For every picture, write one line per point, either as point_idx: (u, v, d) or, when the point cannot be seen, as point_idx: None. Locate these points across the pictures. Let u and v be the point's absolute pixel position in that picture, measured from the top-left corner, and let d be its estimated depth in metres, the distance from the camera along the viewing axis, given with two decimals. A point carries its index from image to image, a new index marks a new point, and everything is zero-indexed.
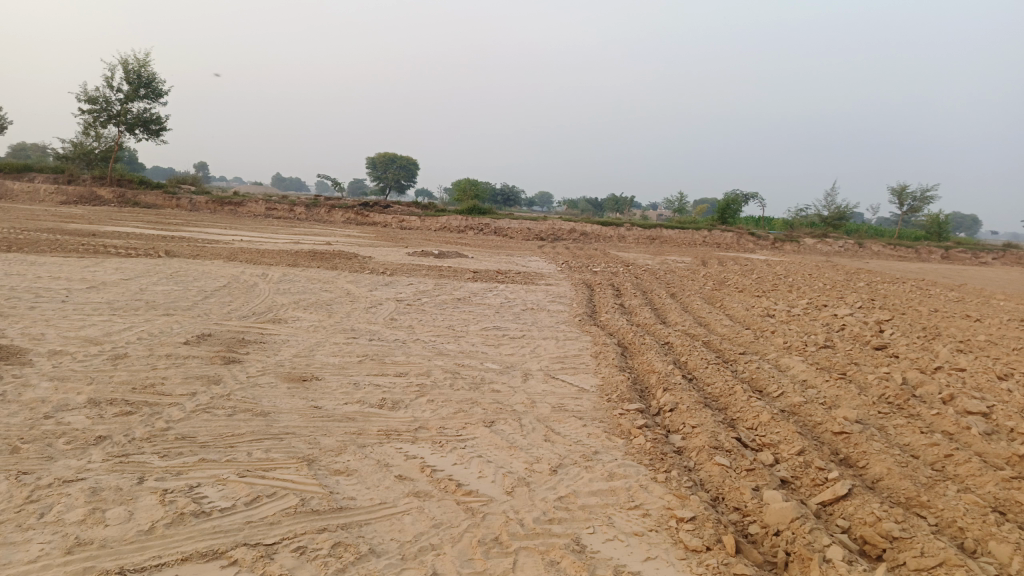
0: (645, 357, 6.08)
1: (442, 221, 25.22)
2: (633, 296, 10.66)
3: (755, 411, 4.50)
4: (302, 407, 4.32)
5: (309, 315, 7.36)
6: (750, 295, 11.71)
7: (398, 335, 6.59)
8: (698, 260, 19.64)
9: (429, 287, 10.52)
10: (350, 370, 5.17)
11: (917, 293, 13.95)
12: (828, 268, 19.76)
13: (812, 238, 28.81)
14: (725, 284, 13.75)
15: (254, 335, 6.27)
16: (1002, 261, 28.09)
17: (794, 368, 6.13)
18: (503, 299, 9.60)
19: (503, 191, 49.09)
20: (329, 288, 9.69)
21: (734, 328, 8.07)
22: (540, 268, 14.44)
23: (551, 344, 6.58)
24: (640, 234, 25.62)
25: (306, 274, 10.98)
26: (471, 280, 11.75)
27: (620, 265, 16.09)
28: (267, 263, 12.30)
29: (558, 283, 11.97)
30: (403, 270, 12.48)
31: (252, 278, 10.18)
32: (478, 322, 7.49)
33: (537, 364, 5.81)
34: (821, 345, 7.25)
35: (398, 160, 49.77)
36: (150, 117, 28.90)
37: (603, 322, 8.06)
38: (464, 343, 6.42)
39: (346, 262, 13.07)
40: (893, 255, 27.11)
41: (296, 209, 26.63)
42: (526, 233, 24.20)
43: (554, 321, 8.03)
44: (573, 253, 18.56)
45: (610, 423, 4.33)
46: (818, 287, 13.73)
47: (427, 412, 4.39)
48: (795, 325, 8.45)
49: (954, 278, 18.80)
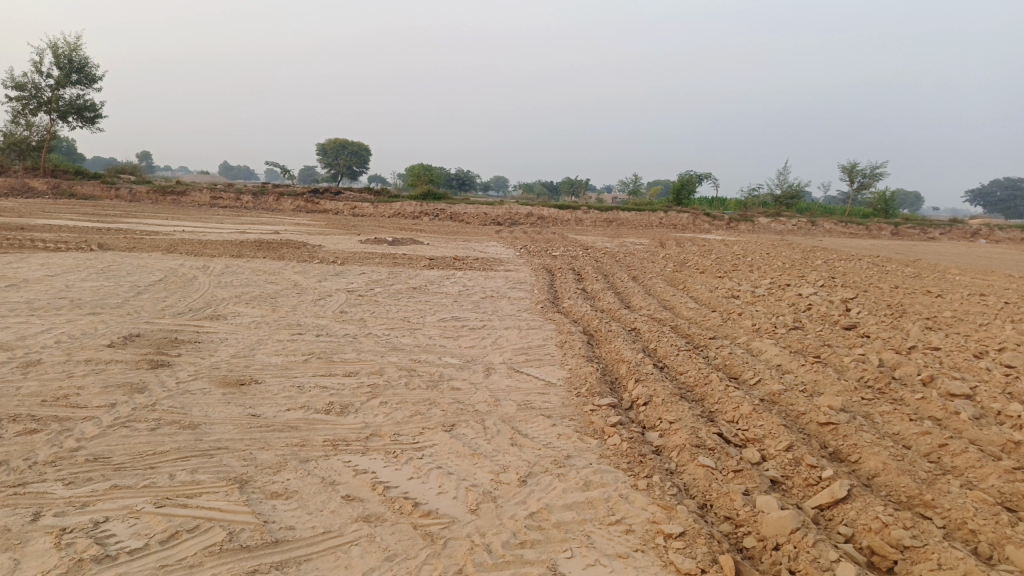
0: (612, 346, 5.74)
1: (396, 207, 24.60)
2: (595, 280, 10.33)
3: (735, 403, 4.19)
4: (238, 417, 3.85)
5: (252, 309, 6.84)
6: (712, 276, 11.50)
7: (349, 329, 6.13)
8: (656, 242, 19.48)
9: (383, 276, 10.02)
10: (295, 371, 4.71)
11: (875, 270, 13.93)
12: (784, 246, 19.82)
13: (766, 217, 29.00)
14: (686, 265, 13.57)
15: (189, 334, 5.74)
16: (948, 235, 28.71)
17: (768, 352, 5.86)
18: (461, 287, 9.18)
19: (458, 176, 48.39)
20: (275, 280, 9.13)
21: (701, 311, 7.80)
22: (497, 254, 14.03)
23: (513, 333, 6.20)
24: (597, 217, 25.38)
25: (252, 266, 10.39)
26: (427, 267, 11.30)
27: (580, 248, 15.79)
28: (209, 255, 11.63)
29: (517, 269, 11.60)
30: (355, 258, 11.92)
31: (193, 271, 9.55)
32: (435, 312, 7.06)
33: (499, 356, 5.42)
34: (791, 326, 7.01)
35: (349, 146, 48.65)
36: (84, 104, 27.52)
37: (566, 309, 7.70)
38: (420, 336, 5.99)
39: (294, 252, 12.48)
40: (845, 233, 27.45)
41: (243, 197, 25.69)
42: (483, 217, 23.76)
43: (515, 308, 7.65)
44: (531, 237, 18.16)
45: (581, 422, 3.97)
46: (779, 266, 13.64)
47: (380, 416, 3.96)
48: (762, 306, 8.23)
49: (906, 255, 18.98)
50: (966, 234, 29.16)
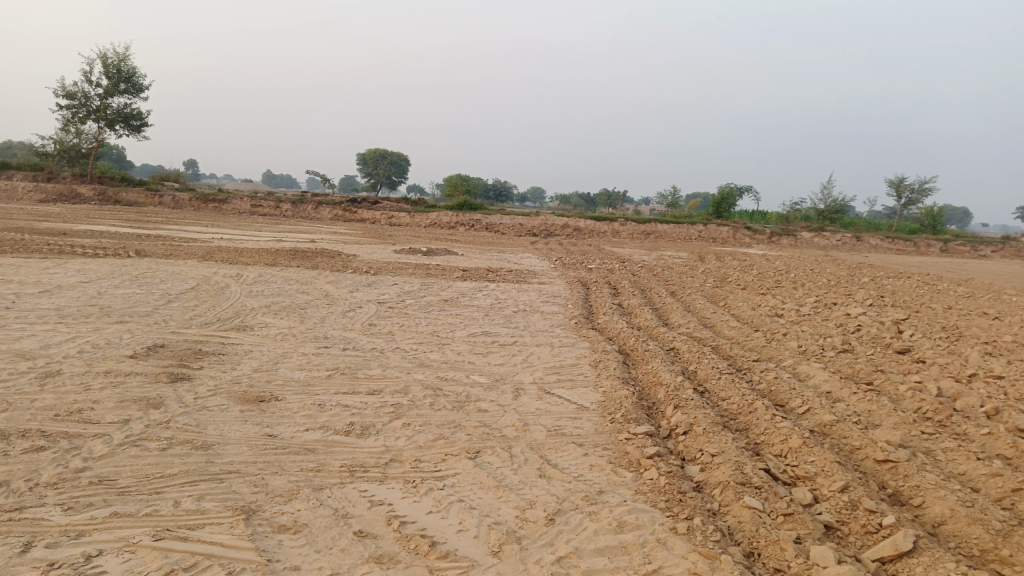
0: (649, 367, 5.46)
1: (432, 217, 24.56)
2: (631, 295, 10.02)
3: (783, 435, 3.89)
4: (254, 437, 3.68)
5: (280, 320, 6.71)
6: (753, 292, 11.10)
7: (376, 343, 5.95)
8: (695, 256, 19.04)
9: (415, 287, 9.86)
10: (317, 388, 4.53)
11: (926, 289, 13.33)
12: (828, 262, 19.23)
13: (809, 232, 28.28)
14: (726, 280, 13.16)
15: (214, 346, 5.62)
16: (1001, 253, 27.65)
17: (816, 378, 5.51)
18: (494, 300, 8.97)
19: (495, 187, 48.34)
20: (306, 290, 9.02)
21: (743, 330, 7.45)
22: (532, 266, 13.79)
23: (545, 351, 5.95)
24: (635, 229, 25.00)
25: (285, 275, 10.32)
26: (460, 278, 11.12)
27: (616, 261, 15.47)
28: (244, 263, 11.62)
29: (551, 282, 11.36)
30: (388, 269, 11.80)
31: (225, 279, 9.51)
32: (465, 326, 6.85)
33: (530, 376, 5.17)
34: (840, 349, 6.63)
35: (388, 156, 48.96)
36: (130, 112, 28.10)
37: (601, 326, 7.43)
38: (448, 352, 5.78)
39: (328, 261, 12.41)
40: (891, 249, 26.63)
41: (281, 205, 25.92)
42: (518, 229, 23.57)
43: (548, 324, 7.40)
44: (567, 249, 17.88)
45: (616, 452, 3.71)
46: (824, 283, 13.15)
47: (402, 440, 3.75)
48: (808, 326, 7.85)
49: (958, 273, 18.21)
50: (1020, 252, 28.03)
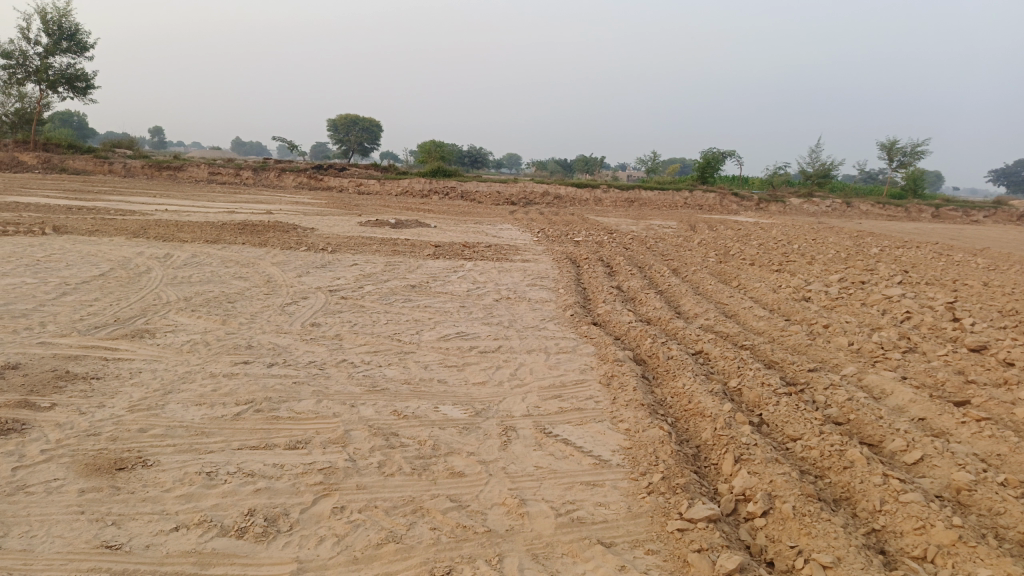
0: (681, 386, 4.09)
1: (403, 185, 22.94)
2: (630, 275, 8.63)
3: (915, 521, 2.55)
4: (81, 554, 2.24)
5: (197, 321, 5.22)
6: (765, 269, 9.78)
7: (315, 355, 4.50)
8: (685, 225, 17.71)
9: (378, 269, 8.37)
10: (213, 441, 3.09)
11: (944, 261, 12.11)
12: (826, 230, 18.06)
13: (797, 197, 27.11)
14: (730, 254, 11.85)
15: (88, 364, 4.13)
16: (994, 219, 26.71)
17: (896, 396, 4.19)
18: (471, 284, 7.54)
19: (469, 153, 46.53)
20: (245, 275, 7.50)
21: (775, 323, 6.11)
22: (512, 239, 12.37)
23: (539, 362, 4.54)
24: (618, 197, 23.62)
25: (224, 255, 8.76)
26: (432, 256, 9.65)
27: (604, 233, 14.09)
28: (181, 240, 10.01)
29: (537, 259, 9.94)
30: (349, 245, 10.29)
31: (149, 263, 7.93)
32: (436, 324, 5.42)
33: (521, 407, 3.76)
34: (903, 349, 5.32)
35: (359, 122, 46.71)
36: (75, 73, 25.87)
37: (602, 320, 6.03)
38: (411, 368, 4.35)
39: (280, 237, 10.85)
40: (883, 215, 25.59)
41: (241, 173, 24.07)
42: (496, 197, 22.07)
43: (538, 317, 6.00)
44: (549, 219, 16.44)
45: (669, 562, 2.33)
46: (835, 255, 11.88)
47: (326, 547, 2.35)
48: (848, 314, 6.55)
49: (965, 241, 17.05)
50: (1013, 217, 27.05)
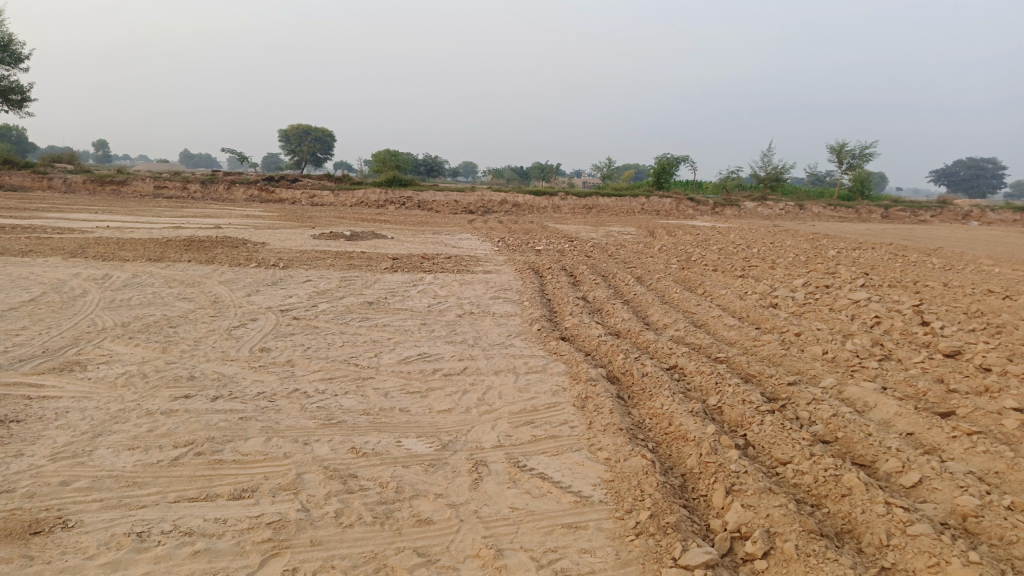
0: (660, 407, 3.86)
1: (358, 196, 22.47)
2: (595, 285, 8.42)
3: (928, 559, 2.34)
4: None
5: (134, 350, 4.80)
6: (729, 275, 9.66)
7: (265, 385, 4.14)
8: (644, 231, 17.66)
9: (333, 285, 7.98)
10: (145, 494, 2.73)
11: (900, 262, 12.21)
12: (783, 233, 18.19)
13: (752, 200, 27.41)
14: (692, 260, 11.76)
15: (7, 404, 3.71)
16: (940, 218, 27.39)
17: (881, 409, 4.02)
18: (432, 299, 7.23)
19: (425, 162, 46.09)
20: (190, 295, 7.05)
21: (746, 332, 5.94)
22: (472, 250, 12.07)
23: (507, 385, 4.26)
24: (576, 203, 23.52)
25: (168, 275, 8.27)
26: (390, 269, 9.31)
27: (565, 241, 13.90)
28: (122, 259, 9.46)
29: (498, 270, 9.68)
30: (302, 260, 9.87)
31: (85, 285, 7.41)
32: (396, 345, 5.10)
33: (491, 437, 3.48)
34: (878, 356, 5.19)
35: (311, 133, 45.86)
36: (9, 86, 24.77)
37: (570, 335, 5.78)
38: (370, 397, 4.02)
39: (229, 253, 10.37)
40: (835, 217, 26.03)
41: (189, 186, 23.31)
42: (453, 206, 21.76)
43: (503, 333, 5.72)
44: (508, 228, 16.19)
45: None
46: (796, 259, 11.89)
47: None
48: (819, 321, 6.43)
49: (917, 241, 17.36)
50: (958, 216, 27.79)
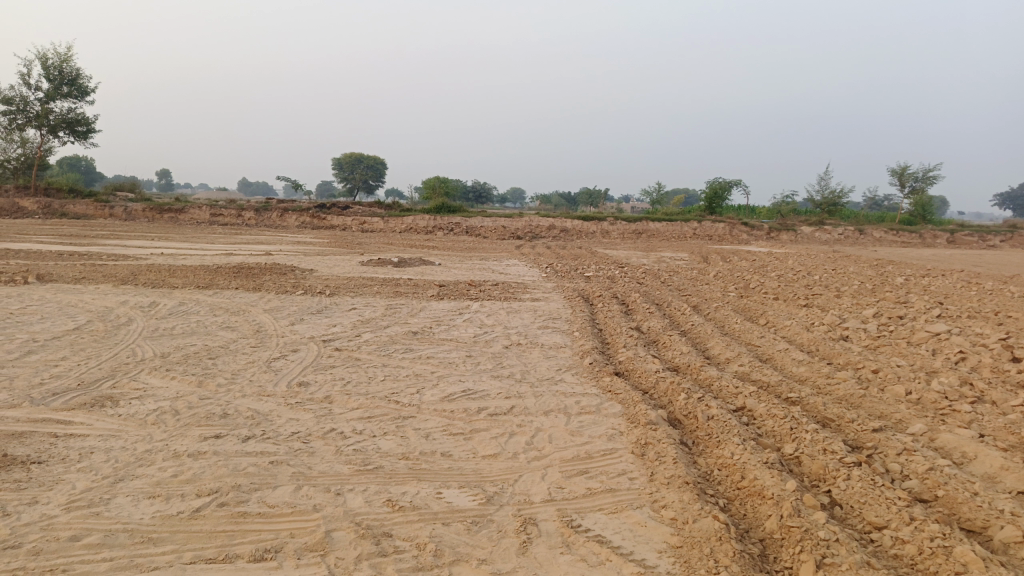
0: (729, 457, 3.46)
1: (407, 222, 22.51)
2: (648, 314, 8.03)
3: None
4: None
5: (169, 383, 4.63)
6: (791, 304, 9.14)
7: (300, 424, 3.88)
8: (697, 257, 17.14)
9: (378, 313, 7.78)
10: (159, 554, 2.47)
11: (975, 290, 11.46)
12: (843, 259, 17.45)
13: (808, 225, 26.56)
14: (749, 287, 11.24)
15: (32, 442, 3.53)
16: (1010, 243, 26.06)
17: (984, 461, 3.53)
18: (478, 329, 6.95)
19: (474, 188, 46.26)
20: (233, 324, 6.92)
21: (817, 368, 5.48)
22: (521, 277, 11.79)
23: (559, 426, 3.92)
24: (626, 229, 23.09)
25: (214, 303, 8.19)
26: (436, 297, 9.07)
27: (616, 268, 13.51)
28: (171, 287, 9.46)
29: (547, 298, 9.36)
30: (348, 287, 9.72)
31: (131, 314, 7.36)
32: (439, 380, 4.81)
33: (542, 490, 3.14)
34: (970, 398, 4.67)
35: (363, 161, 46.56)
36: (76, 118, 25.69)
37: (625, 369, 5.41)
38: (411, 438, 3.73)
39: (276, 280, 10.30)
40: (896, 242, 25.00)
41: (243, 214, 23.71)
42: (501, 232, 21.58)
43: (553, 367, 5.38)
44: (557, 254, 15.88)
45: None
46: (861, 287, 11.27)
47: None
48: (896, 357, 5.91)
49: (989, 267, 16.42)
50: None
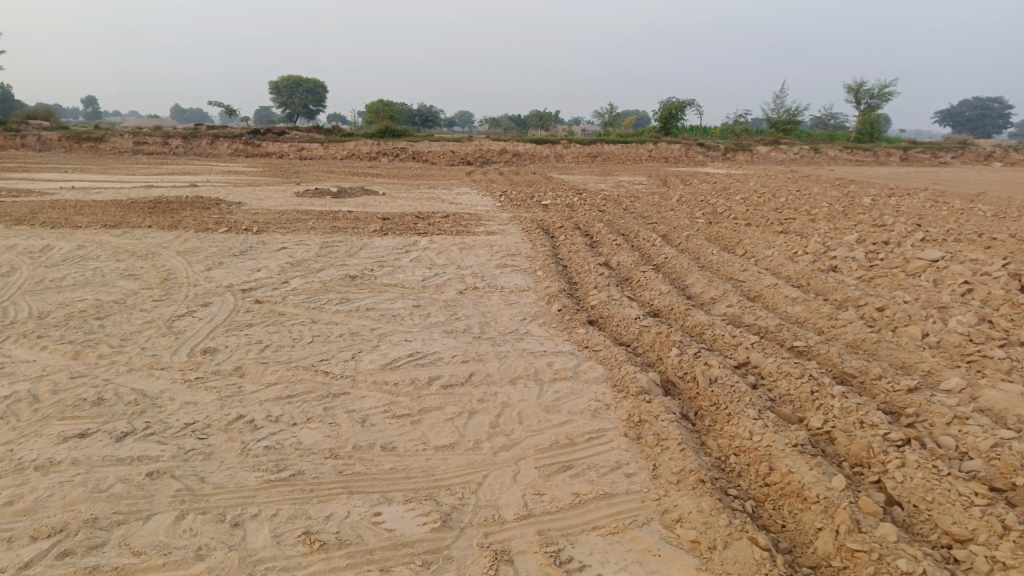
0: (748, 439, 2.74)
1: (349, 148, 21.11)
2: (617, 247, 7.25)
3: None
4: None
5: (36, 358, 3.66)
6: (766, 231, 8.46)
7: (199, 412, 3.01)
8: (656, 180, 16.40)
9: (312, 253, 6.81)
10: None
11: (947, 210, 11.00)
12: (804, 179, 16.91)
13: (764, 145, 25.99)
14: (717, 212, 10.56)
15: None
16: (961, 159, 25.98)
17: None
18: (429, 270, 6.07)
19: (419, 112, 44.29)
20: (137, 272, 5.88)
21: (816, 307, 4.80)
22: (472, 206, 10.85)
23: (531, 401, 3.14)
24: (580, 152, 22.13)
25: (119, 245, 7.08)
26: (380, 232, 8.11)
27: (574, 193, 12.67)
28: (74, 226, 8.26)
29: (503, 230, 8.49)
30: (281, 222, 8.67)
31: (17, 261, 6.23)
32: (380, 341, 3.95)
33: (516, 499, 2.38)
34: (998, 339, 4.04)
35: (302, 84, 43.88)
36: None
37: (599, 316, 4.64)
38: (342, 426, 2.90)
39: (199, 216, 9.15)
40: (852, 160, 24.68)
41: (170, 141, 21.89)
42: (450, 156, 20.40)
43: (516, 317, 4.57)
44: (510, 180, 14.90)
45: None
46: (833, 209, 10.67)
47: None
48: (898, 291, 5.27)
49: (950, 186, 16.09)
50: (980, 156, 26.34)
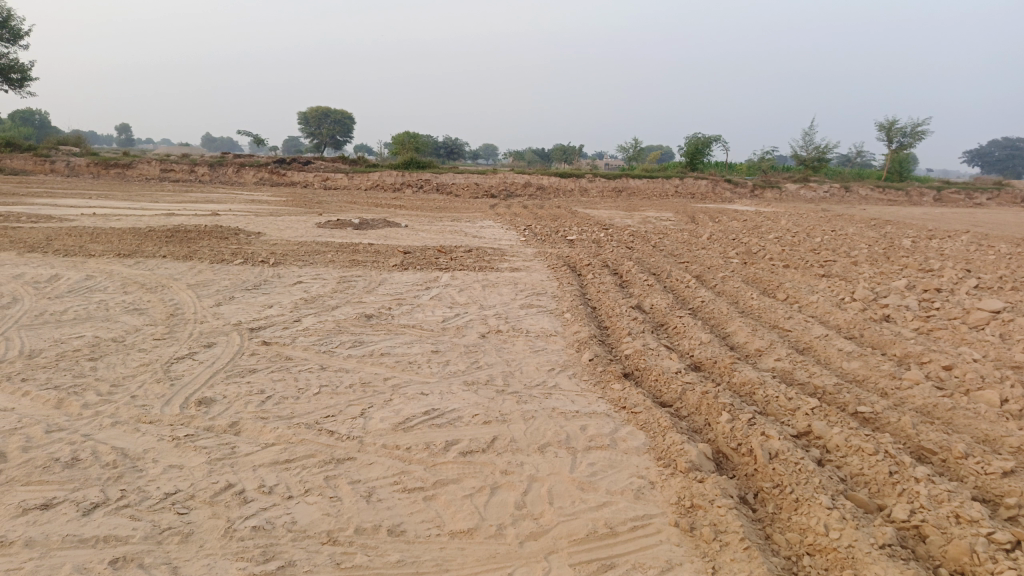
0: (824, 534, 2.29)
1: (373, 179, 20.99)
2: (649, 288, 6.83)
3: None
4: None
5: (15, 405, 3.31)
6: (805, 274, 7.98)
7: (183, 478, 2.63)
8: (684, 217, 15.99)
9: (328, 288, 6.48)
10: None
11: (994, 254, 10.44)
12: (837, 218, 16.39)
13: (793, 182, 25.50)
14: (750, 251, 10.12)
15: None
16: (997, 200, 25.25)
17: None
18: (449, 310, 5.69)
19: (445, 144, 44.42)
20: (143, 307, 5.56)
21: (876, 363, 4.33)
22: (496, 241, 10.52)
23: (563, 476, 2.72)
24: (605, 186, 21.80)
25: (130, 276, 6.80)
26: (399, 267, 7.77)
27: (601, 229, 12.28)
28: (88, 255, 8.02)
29: (528, 267, 8.11)
30: (299, 254, 8.37)
31: (21, 292, 5.96)
32: (393, 394, 3.55)
33: None
34: None
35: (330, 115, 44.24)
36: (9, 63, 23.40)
37: (635, 367, 4.22)
38: (344, 502, 2.50)
39: (215, 246, 8.90)
40: (884, 200, 24.09)
41: (196, 169, 21.93)
42: (474, 189, 20.18)
43: (543, 367, 4.16)
44: (535, 214, 14.59)
45: None
46: (873, 251, 10.16)
47: None
48: (963, 347, 4.78)
49: (991, 227, 15.47)
50: (1017, 198, 25.59)
